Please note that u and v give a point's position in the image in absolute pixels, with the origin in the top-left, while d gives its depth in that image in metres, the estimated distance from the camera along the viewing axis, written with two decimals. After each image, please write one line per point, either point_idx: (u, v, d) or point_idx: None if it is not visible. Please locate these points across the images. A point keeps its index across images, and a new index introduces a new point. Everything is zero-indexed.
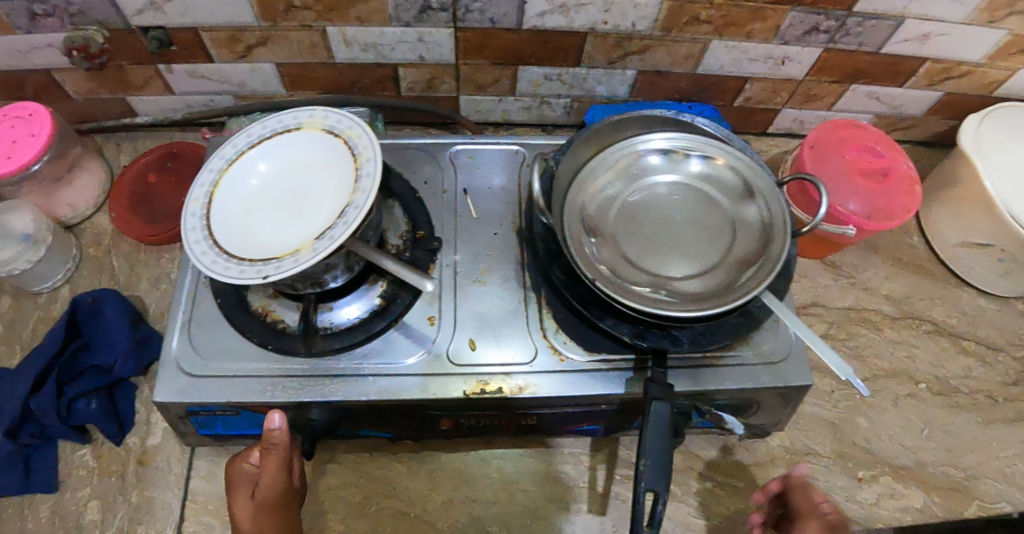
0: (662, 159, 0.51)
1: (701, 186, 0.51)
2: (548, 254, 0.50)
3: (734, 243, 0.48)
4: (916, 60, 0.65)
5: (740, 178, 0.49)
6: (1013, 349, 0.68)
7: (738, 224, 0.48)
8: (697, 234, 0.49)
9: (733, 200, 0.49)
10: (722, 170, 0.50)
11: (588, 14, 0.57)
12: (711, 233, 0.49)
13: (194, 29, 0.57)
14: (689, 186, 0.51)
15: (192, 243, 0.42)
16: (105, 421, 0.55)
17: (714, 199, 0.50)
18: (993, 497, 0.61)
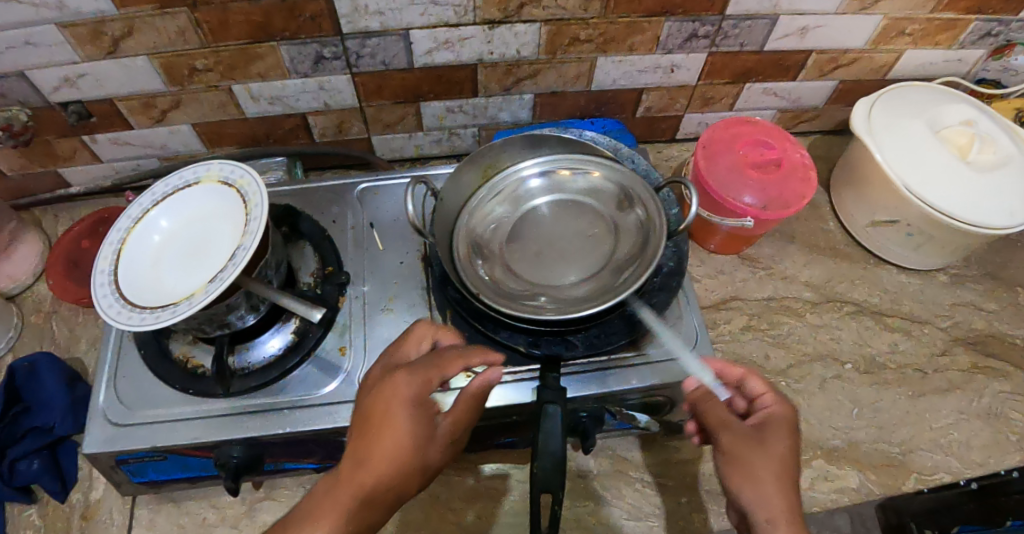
0: (545, 181, 0.55)
1: (585, 198, 0.54)
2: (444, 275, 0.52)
3: (615, 248, 0.51)
4: (801, 54, 0.68)
5: (617, 187, 0.53)
6: (936, 320, 0.70)
7: (620, 230, 0.52)
8: (583, 244, 0.52)
9: (613, 208, 0.53)
10: (600, 182, 0.54)
11: (472, 47, 0.62)
12: (595, 241, 0.52)
13: (110, 99, 0.62)
14: (572, 200, 0.54)
15: (100, 298, 0.44)
16: (48, 478, 0.56)
17: (596, 209, 0.53)
18: (930, 468, 0.62)
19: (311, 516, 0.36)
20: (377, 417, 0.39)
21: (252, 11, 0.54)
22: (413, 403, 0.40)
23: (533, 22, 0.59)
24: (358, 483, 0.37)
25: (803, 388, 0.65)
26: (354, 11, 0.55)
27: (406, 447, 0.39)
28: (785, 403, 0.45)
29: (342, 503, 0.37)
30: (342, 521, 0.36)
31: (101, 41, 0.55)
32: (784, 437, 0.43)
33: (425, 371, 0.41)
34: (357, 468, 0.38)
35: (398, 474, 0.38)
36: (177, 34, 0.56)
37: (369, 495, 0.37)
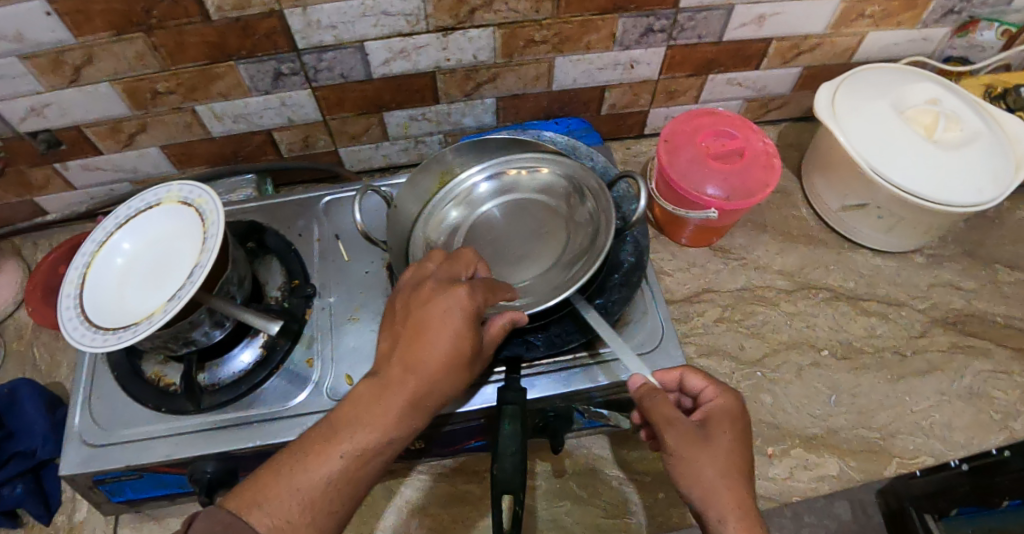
0: (498, 184, 0.56)
1: (539, 197, 0.55)
2: None
3: (573, 241, 0.51)
4: (760, 42, 0.68)
5: (567, 182, 0.54)
6: (914, 302, 0.70)
7: (574, 224, 0.52)
8: (538, 242, 0.53)
9: (566, 203, 0.54)
10: (551, 179, 0.55)
11: (429, 54, 0.62)
12: (549, 238, 0.52)
13: (77, 126, 0.63)
14: (527, 200, 0.55)
15: (65, 322, 0.45)
16: (32, 502, 0.57)
17: (550, 206, 0.54)
18: (912, 452, 0.61)
19: (360, 420, 0.34)
20: (431, 329, 0.37)
21: (206, 31, 0.55)
22: (473, 319, 0.37)
23: (487, 26, 0.60)
24: (409, 390, 0.35)
25: (780, 377, 0.65)
26: (308, 26, 0.56)
27: (461, 361, 0.37)
28: (728, 394, 0.43)
29: (392, 409, 0.35)
30: (393, 428, 0.35)
31: (62, 70, 0.56)
32: (729, 430, 0.41)
33: (483, 291, 0.39)
34: (406, 374, 0.36)
35: (450, 388, 0.37)
36: (135, 58, 0.57)
37: (419, 404, 0.36)
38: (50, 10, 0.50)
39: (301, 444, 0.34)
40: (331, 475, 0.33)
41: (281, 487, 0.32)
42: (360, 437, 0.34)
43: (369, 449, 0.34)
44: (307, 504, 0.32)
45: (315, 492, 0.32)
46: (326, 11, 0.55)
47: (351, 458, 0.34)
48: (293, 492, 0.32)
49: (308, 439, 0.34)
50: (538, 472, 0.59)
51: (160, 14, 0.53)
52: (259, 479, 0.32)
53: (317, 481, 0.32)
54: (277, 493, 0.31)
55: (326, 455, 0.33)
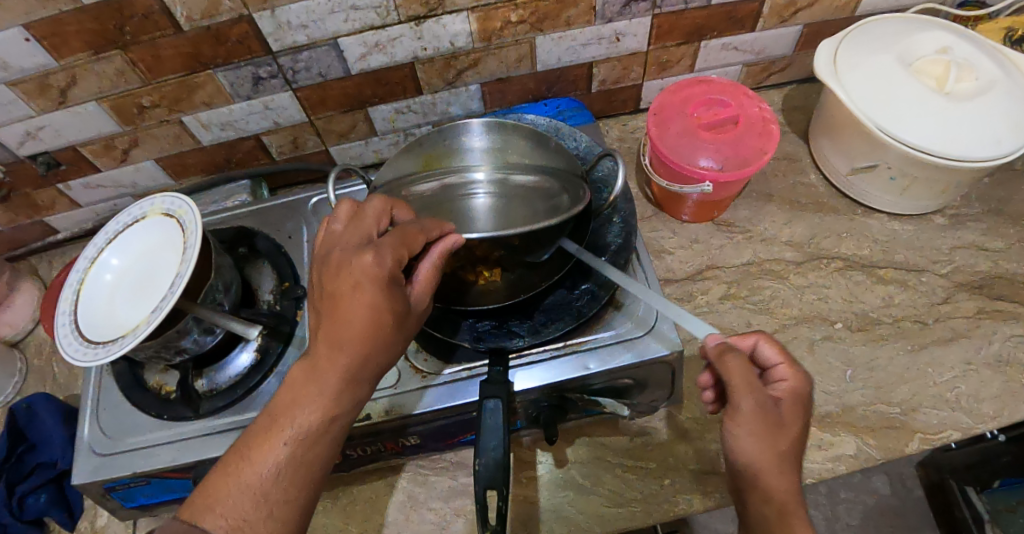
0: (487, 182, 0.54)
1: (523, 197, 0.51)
2: None
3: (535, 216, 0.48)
4: (752, 2, 0.64)
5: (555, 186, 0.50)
6: (936, 267, 0.66)
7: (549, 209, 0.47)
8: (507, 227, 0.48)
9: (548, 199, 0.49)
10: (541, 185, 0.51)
11: (404, 45, 0.61)
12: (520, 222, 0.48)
13: (72, 146, 0.65)
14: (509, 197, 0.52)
15: (61, 338, 0.47)
16: (56, 510, 0.60)
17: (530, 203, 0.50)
18: (936, 426, 0.57)
19: (298, 406, 0.36)
20: (343, 305, 0.37)
21: (180, 42, 0.55)
22: (383, 283, 0.38)
23: (459, 11, 0.58)
24: (338, 368, 0.36)
25: (790, 353, 0.62)
26: (279, 28, 0.56)
27: (383, 326, 0.37)
28: (802, 378, 0.39)
29: (327, 390, 0.36)
30: (332, 406, 0.36)
31: (49, 93, 0.58)
32: (798, 419, 0.37)
33: (392, 250, 0.39)
34: (332, 354, 0.37)
35: (382, 352, 0.38)
36: (116, 76, 0.58)
37: (354, 377, 0.37)
38: (29, 36, 0.51)
39: (246, 441, 0.36)
40: (277, 464, 0.34)
41: (231, 487, 0.33)
42: (300, 423, 0.35)
43: (313, 430, 0.36)
44: (261, 496, 0.33)
45: (267, 484, 0.34)
46: (295, 11, 0.54)
47: (296, 443, 0.35)
48: (244, 489, 0.33)
49: (252, 434, 0.36)
50: (539, 462, 0.58)
51: (133, 29, 0.53)
52: (211, 484, 0.34)
53: (265, 474, 0.34)
54: (229, 493, 0.33)
55: (269, 448, 0.35)
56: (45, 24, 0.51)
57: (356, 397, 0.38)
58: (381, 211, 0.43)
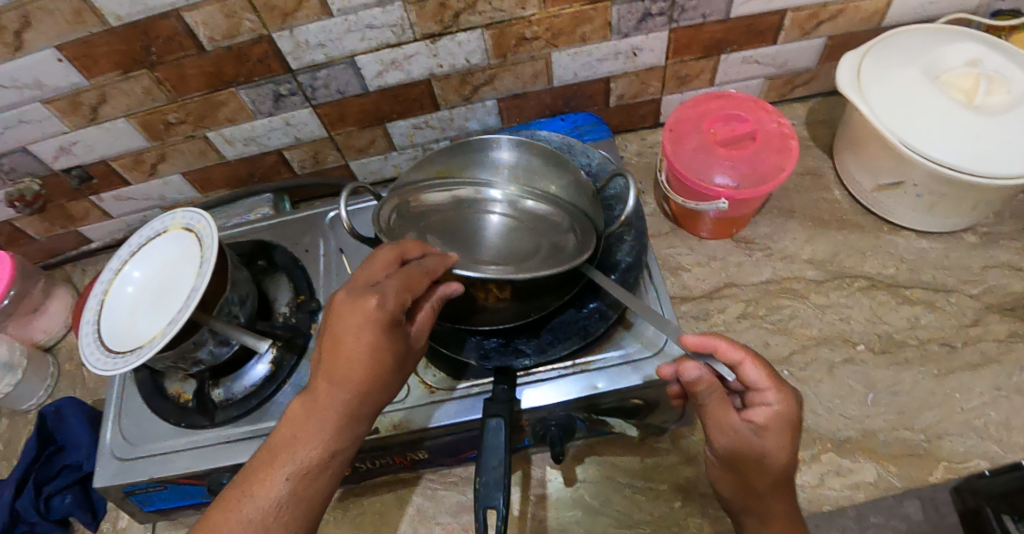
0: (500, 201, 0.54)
1: (532, 223, 0.53)
2: None
3: (539, 251, 0.51)
4: (774, 15, 0.63)
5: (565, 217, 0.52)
6: (965, 288, 0.63)
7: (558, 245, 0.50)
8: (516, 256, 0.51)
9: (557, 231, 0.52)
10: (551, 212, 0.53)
11: (420, 63, 0.62)
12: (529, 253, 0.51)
13: (103, 161, 0.68)
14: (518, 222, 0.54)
15: (85, 348, 0.49)
16: (80, 510, 0.62)
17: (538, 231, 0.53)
18: (962, 454, 0.54)
19: (298, 444, 0.37)
20: (344, 344, 0.38)
21: (203, 62, 0.57)
22: (385, 326, 0.38)
23: (474, 29, 0.58)
24: (337, 406, 0.38)
25: (809, 375, 0.60)
26: (297, 47, 0.57)
27: (383, 368, 0.38)
28: (790, 400, 0.39)
29: (326, 428, 0.37)
30: (332, 443, 0.38)
31: (81, 110, 0.61)
32: (785, 444, 0.38)
33: (396, 294, 0.39)
34: (332, 393, 0.38)
35: (381, 393, 0.39)
36: (144, 94, 0.60)
37: (353, 415, 0.38)
38: (61, 57, 0.54)
39: (248, 474, 0.37)
40: (277, 499, 0.36)
41: (232, 523, 0.35)
42: (300, 459, 0.37)
43: (312, 467, 0.37)
44: (261, 529, 0.35)
45: (268, 518, 0.35)
46: (313, 31, 0.56)
47: (296, 479, 0.36)
48: (246, 523, 0.35)
49: (254, 467, 0.37)
50: (548, 481, 0.58)
51: (159, 50, 0.56)
52: (213, 518, 0.36)
53: (266, 509, 0.35)
54: (228, 529, 0.35)
55: (270, 482, 0.36)
56: (77, 46, 0.54)
57: (355, 434, 0.39)
58: (391, 253, 0.42)
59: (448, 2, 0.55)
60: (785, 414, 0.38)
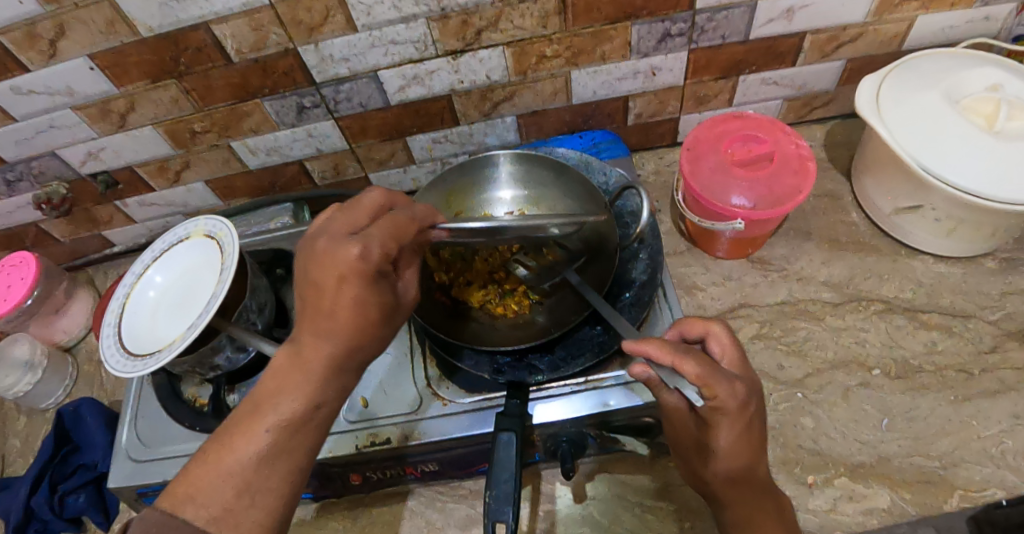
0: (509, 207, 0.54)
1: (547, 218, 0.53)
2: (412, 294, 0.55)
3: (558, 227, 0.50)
4: (793, 37, 0.64)
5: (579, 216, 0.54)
6: (984, 314, 0.62)
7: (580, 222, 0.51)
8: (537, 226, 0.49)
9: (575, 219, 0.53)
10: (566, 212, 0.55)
11: (442, 78, 0.63)
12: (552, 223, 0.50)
13: (129, 166, 0.70)
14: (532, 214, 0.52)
15: (105, 350, 0.50)
16: (93, 510, 0.63)
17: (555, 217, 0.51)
18: (979, 483, 0.53)
19: (281, 396, 0.35)
20: (327, 293, 0.37)
21: (230, 73, 0.59)
22: (369, 276, 0.37)
23: (495, 46, 0.60)
24: (323, 356, 0.36)
25: (823, 399, 0.60)
26: (322, 61, 0.59)
27: (370, 317, 0.38)
28: (729, 389, 0.35)
29: (311, 380, 0.36)
30: (319, 395, 0.36)
31: (110, 117, 0.63)
32: (730, 433, 0.36)
33: (381, 242, 0.38)
34: (319, 342, 0.37)
35: (369, 344, 0.39)
36: (171, 103, 0.62)
37: (339, 368, 0.37)
38: (92, 65, 0.56)
39: (225, 432, 0.34)
40: (258, 451, 0.33)
41: (212, 478, 0.32)
42: (284, 410, 0.35)
43: (295, 421, 0.35)
44: (244, 485, 0.32)
45: (248, 472, 0.32)
46: (338, 45, 0.58)
47: (278, 431, 0.34)
48: (226, 478, 0.32)
49: (232, 425, 0.34)
50: (557, 496, 0.58)
51: (188, 61, 0.57)
52: (188, 473, 0.32)
53: (246, 463, 0.32)
54: (208, 483, 0.31)
55: (252, 435, 0.33)
56: (108, 55, 0.56)
57: (341, 387, 0.38)
58: (376, 202, 0.42)
59: (470, 20, 0.57)
60: (726, 407, 0.35)
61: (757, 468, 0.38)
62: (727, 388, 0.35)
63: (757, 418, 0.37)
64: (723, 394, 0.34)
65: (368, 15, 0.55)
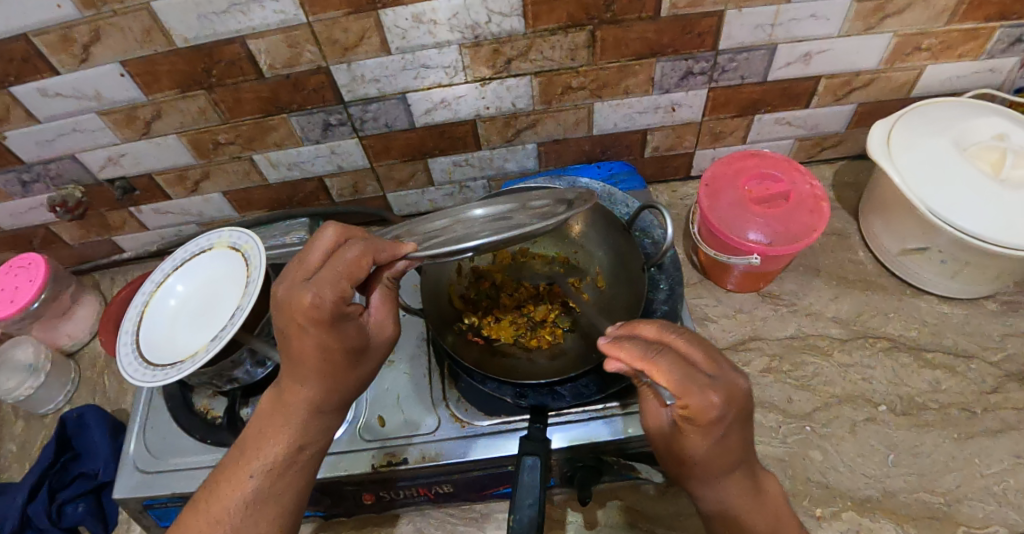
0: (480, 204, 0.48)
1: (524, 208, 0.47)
2: (442, 323, 0.55)
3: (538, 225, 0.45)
4: (809, 80, 0.67)
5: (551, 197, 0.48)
6: (987, 355, 0.64)
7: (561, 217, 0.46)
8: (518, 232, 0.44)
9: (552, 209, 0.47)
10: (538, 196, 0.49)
11: (469, 103, 0.66)
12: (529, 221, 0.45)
13: (148, 174, 0.71)
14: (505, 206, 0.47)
15: (123, 357, 0.49)
16: (92, 521, 0.61)
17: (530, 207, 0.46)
18: (981, 521, 0.55)
19: (263, 443, 0.39)
20: (293, 343, 0.38)
21: (260, 87, 0.60)
22: (325, 323, 0.37)
23: (523, 75, 0.63)
24: (301, 401, 0.40)
25: (831, 432, 0.61)
26: (353, 80, 0.61)
27: (337, 361, 0.39)
28: (715, 409, 0.33)
29: (290, 423, 0.40)
30: (297, 437, 0.40)
31: (135, 124, 0.63)
32: (707, 444, 0.36)
33: (334, 286, 0.37)
34: (298, 390, 0.40)
35: (349, 386, 0.42)
36: (198, 113, 0.63)
37: (318, 409, 0.41)
38: (124, 72, 0.56)
39: (217, 479, 0.39)
40: (244, 498, 0.37)
41: (200, 524, 0.37)
42: (266, 457, 0.39)
43: (278, 463, 0.39)
44: (232, 530, 0.36)
45: (235, 518, 0.37)
46: (369, 66, 0.59)
47: (262, 476, 0.38)
48: (212, 524, 0.37)
49: (224, 472, 0.39)
50: (568, 523, 0.58)
51: (220, 73, 0.58)
52: (182, 521, 0.38)
53: (233, 508, 0.37)
54: (198, 532, 0.36)
55: (238, 485, 0.38)
56: (141, 63, 0.56)
57: (322, 426, 0.41)
58: (334, 238, 0.40)
59: (502, 48, 0.59)
60: (712, 424, 0.34)
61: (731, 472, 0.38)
62: (701, 399, 0.33)
63: (738, 420, 0.35)
64: (696, 406, 0.33)
65: (403, 39, 0.56)
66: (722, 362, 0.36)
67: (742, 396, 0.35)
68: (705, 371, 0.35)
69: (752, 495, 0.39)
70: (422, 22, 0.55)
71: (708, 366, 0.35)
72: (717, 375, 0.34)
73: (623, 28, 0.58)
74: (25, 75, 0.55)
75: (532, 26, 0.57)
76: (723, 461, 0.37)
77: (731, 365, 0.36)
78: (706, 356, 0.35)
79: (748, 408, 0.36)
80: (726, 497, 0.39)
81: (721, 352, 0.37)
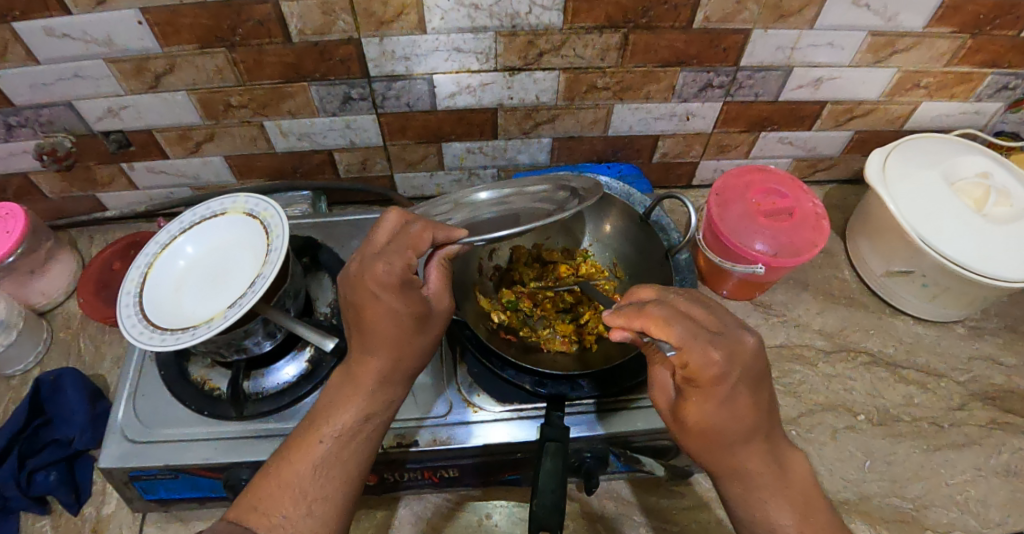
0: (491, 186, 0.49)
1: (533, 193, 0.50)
2: (472, 313, 0.55)
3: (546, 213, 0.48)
4: (815, 104, 0.71)
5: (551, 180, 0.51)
6: (955, 374, 0.70)
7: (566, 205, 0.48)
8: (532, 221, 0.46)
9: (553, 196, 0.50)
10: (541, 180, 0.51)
11: (493, 92, 0.66)
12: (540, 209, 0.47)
13: (149, 130, 0.68)
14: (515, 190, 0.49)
15: (124, 318, 0.46)
16: (63, 491, 0.58)
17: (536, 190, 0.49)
18: (945, 525, 0.59)
19: (332, 412, 0.39)
20: (367, 313, 0.38)
21: (285, 52, 0.58)
22: (398, 290, 0.39)
23: (552, 69, 0.63)
24: (372, 373, 0.40)
25: (813, 438, 0.65)
26: (382, 55, 0.60)
27: (406, 332, 0.39)
28: (710, 362, 0.34)
29: (360, 393, 0.40)
30: (364, 407, 0.40)
31: (143, 76, 0.60)
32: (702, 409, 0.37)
33: (401, 256, 0.39)
34: (367, 362, 0.40)
35: (414, 358, 0.41)
36: (215, 71, 0.60)
37: (385, 381, 0.40)
38: (142, 19, 0.53)
39: (289, 446, 0.39)
40: (314, 463, 0.37)
41: (272, 486, 0.36)
42: (336, 423, 0.39)
43: (346, 431, 0.39)
44: (300, 493, 0.36)
45: (304, 481, 0.36)
46: (402, 43, 0.58)
47: (331, 442, 0.38)
48: (282, 487, 0.36)
49: (295, 440, 0.39)
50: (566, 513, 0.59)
51: (245, 32, 0.56)
52: (255, 483, 0.37)
53: (303, 472, 0.37)
54: (269, 493, 0.36)
55: (309, 449, 0.38)
56: (162, 12, 0.53)
57: (379, 399, 0.41)
58: (398, 221, 0.41)
59: (536, 41, 0.60)
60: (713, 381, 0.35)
61: (748, 442, 0.38)
62: (701, 357, 0.34)
63: (744, 381, 0.36)
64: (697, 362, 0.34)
65: (441, 20, 0.56)
66: (723, 322, 0.37)
67: (748, 353, 0.36)
68: (708, 327, 0.37)
69: (776, 476, 0.39)
70: (463, 6, 0.55)
71: (711, 323, 0.37)
72: (720, 332, 0.36)
73: (655, 34, 0.59)
74: (31, 10, 0.51)
75: (570, 22, 0.57)
76: (732, 429, 0.37)
77: (735, 324, 0.37)
78: (705, 313, 0.38)
79: (758, 368, 0.36)
80: (747, 477, 0.38)
81: (727, 313, 0.39)
